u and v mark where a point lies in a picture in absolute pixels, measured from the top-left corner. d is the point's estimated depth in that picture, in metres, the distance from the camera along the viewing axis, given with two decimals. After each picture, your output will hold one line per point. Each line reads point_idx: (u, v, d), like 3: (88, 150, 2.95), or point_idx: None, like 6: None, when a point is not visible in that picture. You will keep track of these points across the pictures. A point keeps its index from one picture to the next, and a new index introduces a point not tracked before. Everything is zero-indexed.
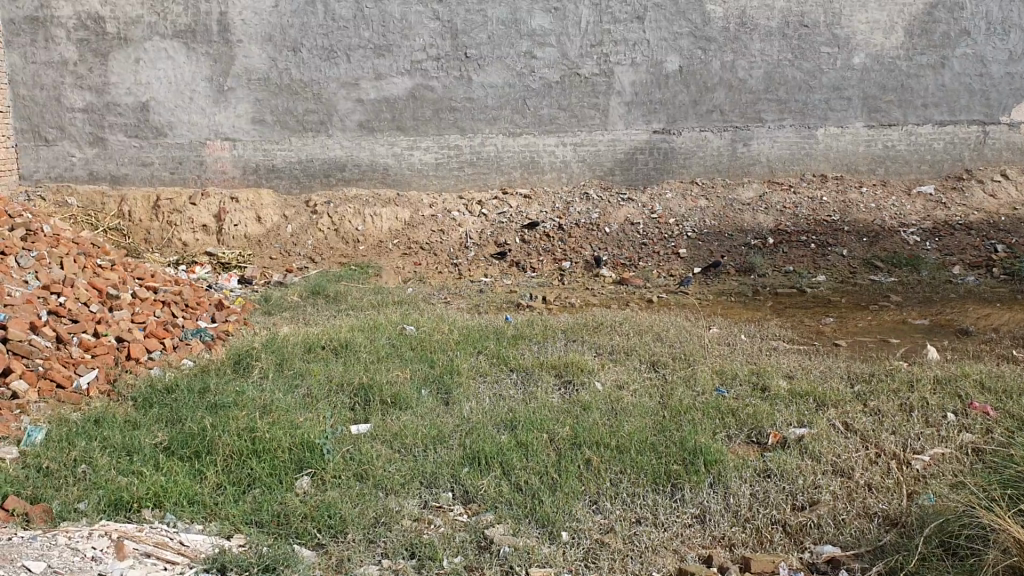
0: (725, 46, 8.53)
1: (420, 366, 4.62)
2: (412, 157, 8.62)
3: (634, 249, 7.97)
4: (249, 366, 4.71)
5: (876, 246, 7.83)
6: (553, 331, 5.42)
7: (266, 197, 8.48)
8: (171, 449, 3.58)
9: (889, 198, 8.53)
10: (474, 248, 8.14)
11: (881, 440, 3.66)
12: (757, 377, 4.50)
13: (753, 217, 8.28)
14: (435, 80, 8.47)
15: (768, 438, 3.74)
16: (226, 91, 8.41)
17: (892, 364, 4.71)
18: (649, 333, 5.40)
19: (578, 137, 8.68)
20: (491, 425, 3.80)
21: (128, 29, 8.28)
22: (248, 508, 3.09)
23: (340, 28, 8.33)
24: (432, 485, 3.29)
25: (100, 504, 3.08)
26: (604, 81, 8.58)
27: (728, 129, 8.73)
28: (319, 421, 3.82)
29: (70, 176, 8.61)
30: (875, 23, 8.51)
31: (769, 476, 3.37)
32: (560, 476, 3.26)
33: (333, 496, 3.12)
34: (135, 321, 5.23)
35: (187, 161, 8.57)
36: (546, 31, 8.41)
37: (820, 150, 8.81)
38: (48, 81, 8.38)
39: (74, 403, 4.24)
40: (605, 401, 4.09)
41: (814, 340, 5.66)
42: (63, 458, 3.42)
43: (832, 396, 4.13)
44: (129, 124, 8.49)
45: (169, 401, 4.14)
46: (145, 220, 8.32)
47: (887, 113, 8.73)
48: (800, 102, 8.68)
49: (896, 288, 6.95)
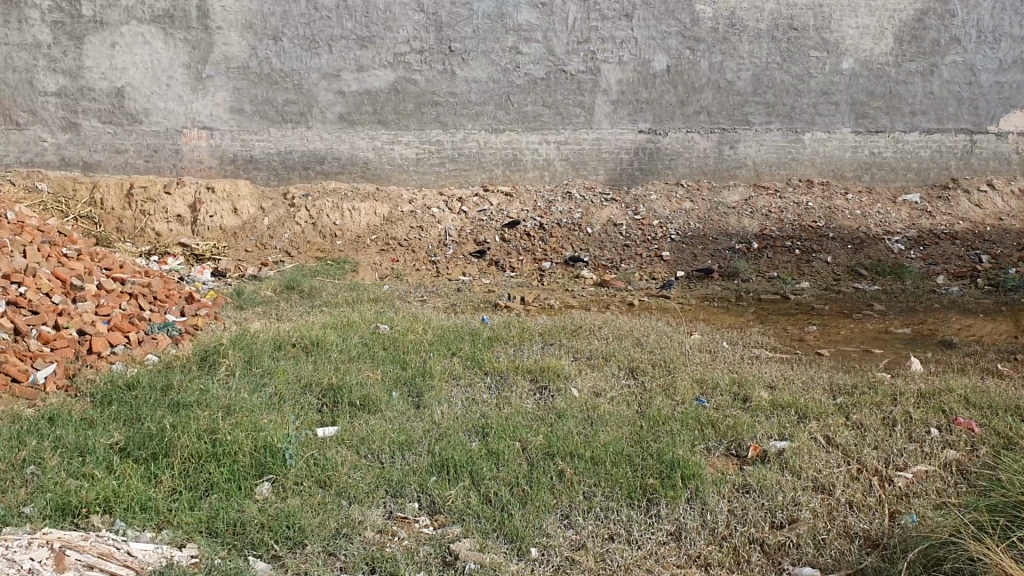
0: (714, 47, 8.43)
1: (392, 368, 4.48)
2: (394, 151, 8.47)
3: (616, 251, 7.85)
4: (216, 364, 4.55)
5: (861, 254, 7.74)
6: (530, 333, 5.28)
7: (243, 188, 8.31)
8: (127, 450, 3.42)
9: (874, 205, 8.46)
10: (454, 246, 8.01)
11: (864, 456, 3.55)
12: (738, 387, 4.38)
13: (737, 221, 8.18)
14: (418, 74, 8.32)
15: (748, 451, 3.62)
16: (204, 79, 8.24)
17: (875, 376, 4.61)
18: (629, 338, 5.28)
19: (562, 135, 8.55)
20: (462, 432, 3.66)
21: (104, 12, 8.09)
22: (202, 516, 2.94)
23: (322, 17, 8.16)
24: (397, 495, 3.15)
25: (45, 509, 2.93)
26: (590, 79, 8.45)
27: (714, 131, 8.62)
28: (283, 424, 3.67)
29: (42, 162, 8.40)
30: (865, 27, 8.43)
31: (748, 492, 3.25)
32: (532, 489, 3.13)
33: (292, 505, 2.98)
34: (99, 313, 5.06)
35: (162, 149, 8.39)
36: (532, 26, 8.28)
37: (806, 155, 8.72)
38: (21, 63, 8.15)
39: (30, 399, 4.07)
40: (581, 408, 3.97)
41: (797, 348, 5.55)
42: (10, 458, 3.26)
43: (815, 408, 4.01)
44: (104, 110, 8.29)
45: (129, 399, 3.98)
46: (118, 208, 8.11)
47: (874, 119, 8.65)
48: (787, 106, 8.58)
49: (879, 297, 6.85)
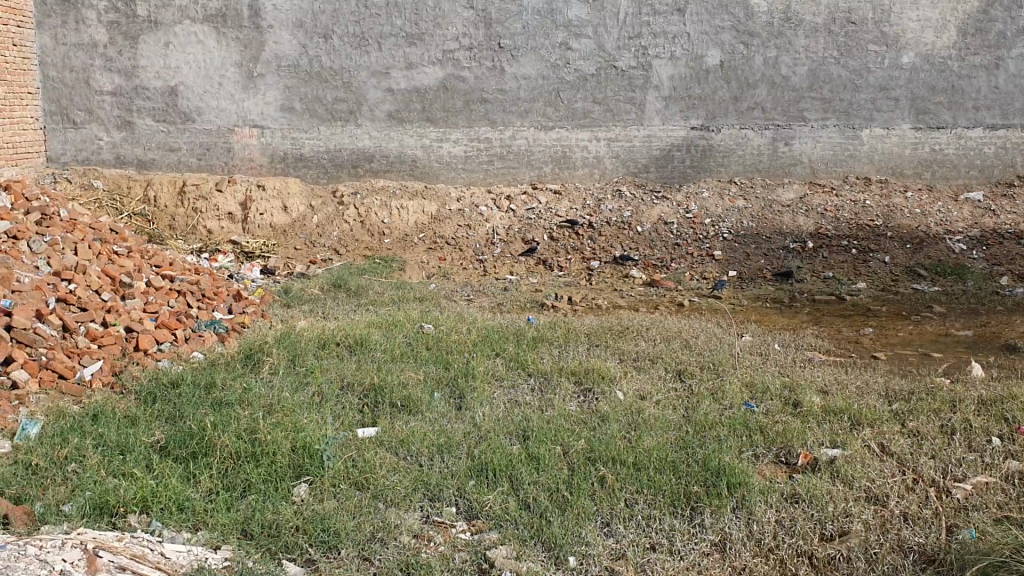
0: (768, 42, 8.25)
1: (435, 369, 4.42)
2: (442, 149, 8.44)
3: (667, 250, 7.71)
4: (259, 363, 4.53)
5: (921, 254, 7.50)
6: (576, 334, 5.19)
7: (293, 186, 8.35)
8: (167, 449, 3.42)
9: (935, 203, 8.21)
10: (501, 244, 7.93)
11: (920, 465, 3.40)
12: (789, 392, 4.24)
13: (792, 219, 7.99)
14: (467, 71, 8.28)
15: (797, 459, 3.50)
16: (255, 77, 8.29)
17: (934, 382, 4.43)
18: (678, 339, 5.16)
19: (612, 132, 8.44)
20: (503, 435, 3.60)
21: (159, 11, 8.18)
22: (238, 517, 2.92)
23: (372, 15, 8.17)
24: (435, 499, 3.11)
25: (84, 508, 2.93)
26: (641, 75, 8.33)
27: (769, 127, 8.44)
28: (322, 424, 3.64)
29: (97, 160, 8.53)
30: (926, 20, 8.18)
31: (797, 502, 3.14)
32: (572, 495, 3.05)
33: (328, 508, 2.94)
34: (147, 311, 5.10)
35: (214, 147, 8.45)
36: (583, 22, 8.19)
37: (864, 152, 8.49)
38: (78, 63, 8.31)
39: (76, 396, 4.10)
40: (625, 412, 3.87)
41: (852, 351, 5.38)
42: (52, 456, 3.28)
43: (869, 415, 3.87)
44: (157, 109, 8.38)
45: (173, 397, 3.99)
46: (170, 206, 8.19)
47: (936, 115, 8.41)
48: (845, 101, 8.37)
49: (940, 298, 6.63)
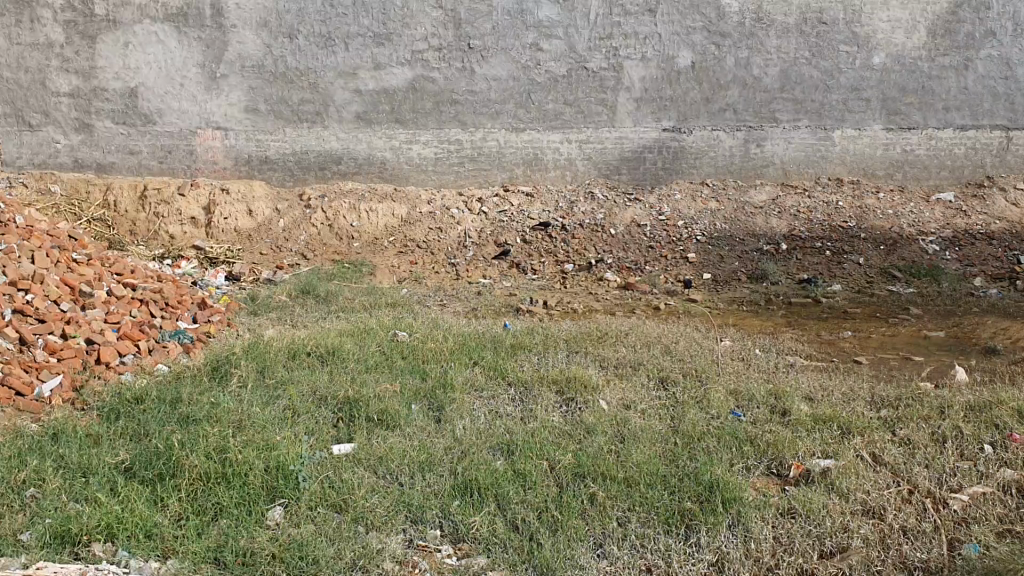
0: (740, 42, 8.19)
1: (411, 379, 4.28)
2: (411, 151, 8.28)
3: (641, 252, 7.61)
4: (228, 375, 4.35)
5: (895, 255, 7.47)
6: (555, 340, 5.07)
7: (259, 189, 8.14)
8: (133, 470, 3.24)
9: (907, 204, 8.21)
10: (473, 247, 7.79)
11: (915, 475, 3.32)
12: (775, 400, 4.14)
13: (765, 221, 7.93)
14: (436, 71, 8.13)
15: (789, 470, 3.40)
16: (218, 78, 8.07)
17: (920, 387, 4.36)
18: (658, 345, 5.05)
19: (584, 134, 8.34)
20: (486, 449, 3.47)
21: (117, 10, 7.93)
22: (210, 544, 2.76)
23: (338, 15, 7.98)
24: (418, 521, 2.97)
25: (44, 537, 2.75)
26: (612, 76, 8.23)
27: (741, 128, 8.39)
28: (296, 441, 3.48)
29: (55, 163, 8.26)
30: (896, 21, 8.17)
31: (794, 517, 3.03)
32: (562, 515, 2.94)
33: (305, 533, 2.80)
34: (108, 322, 4.91)
35: (177, 150, 8.23)
36: (553, 22, 8.07)
37: (836, 153, 8.48)
38: (33, 64, 8.01)
39: (34, 413, 3.89)
40: (610, 424, 3.75)
41: (833, 355, 5.31)
42: (9, 480, 3.09)
43: (859, 422, 3.78)
44: (117, 111, 8.14)
45: (138, 414, 3.80)
46: (131, 211, 7.95)
47: (906, 115, 8.40)
48: (816, 102, 8.34)
49: (915, 300, 6.59)
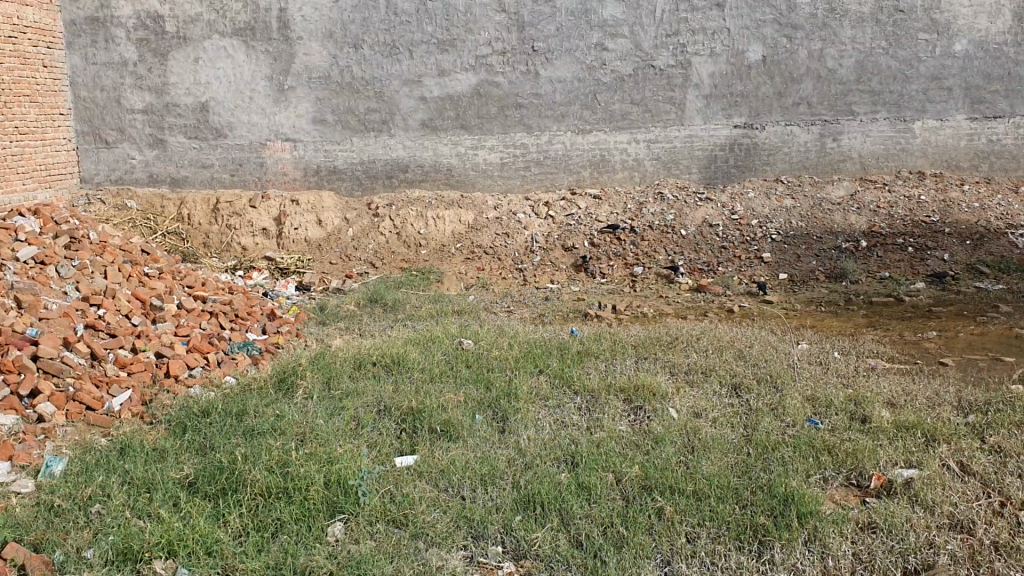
0: (813, 34, 7.95)
1: (475, 389, 4.20)
2: (477, 157, 8.24)
3: (713, 253, 7.40)
4: (293, 386, 4.32)
5: (983, 249, 7.11)
6: (623, 347, 4.95)
7: (327, 200, 8.17)
8: (196, 484, 3.23)
9: (994, 196, 7.84)
10: (541, 252, 7.68)
11: (1006, 485, 3.10)
12: (855, 406, 3.95)
13: (843, 218, 7.64)
14: (501, 75, 8.08)
15: (870, 481, 3.22)
16: (286, 90, 8.16)
17: (1011, 390, 4.11)
18: (731, 349, 4.89)
19: (652, 133, 8.19)
20: (550, 462, 3.37)
21: (187, 27, 8.08)
22: (269, 561, 2.71)
23: (402, 23, 7.99)
24: (480, 537, 2.90)
25: (107, 554, 2.74)
26: (680, 73, 8.06)
27: (816, 123, 8.14)
28: (358, 453, 3.43)
29: (131, 179, 8.45)
30: (978, 6, 7.86)
31: (875, 532, 2.86)
32: (628, 531, 2.83)
33: (364, 550, 2.75)
34: (179, 334, 4.96)
35: (247, 163, 8.33)
36: (618, 21, 7.95)
37: (917, 145, 8.17)
38: (108, 82, 8.23)
39: (104, 427, 3.93)
40: (680, 433, 3.62)
41: (917, 357, 5.07)
42: (76, 496, 3.10)
43: (945, 429, 3.57)
44: (189, 125, 8.28)
45: (203, 425, 3.80)
46: (204, 223, 8.08)
47: (991, 103, 8.06)
48: (895, 93, 8.05)
49: (1006, 297, 6.24)
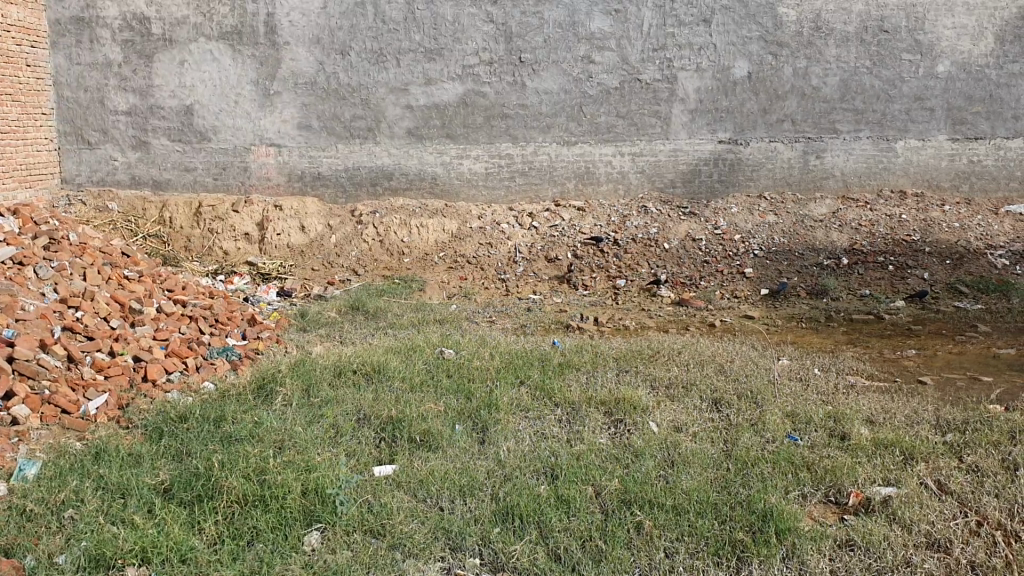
0: (798, 52, 8.00)
1: (455, 399, 4.19)
2: (462, 166, 8.24)
3: (695, 267, 7.41)
4: (273, 393, 4.28)
5: (962, 269, 7.15)
6: (604, 359, 4.95)
7: (311, 205, 8.14)
8: (171, 490, 3.19)
9: (974, 216, 7.91)
10: (524, 262, 7.68)
11: (983, 505, 3.11)
12: (834, 423, 3.96)
13: (825, 235, 7.68)
14: (487, 86, 8.09)
15: (848, 498, 3.23)
16: (272, 95, 8.13)
17: (989, 409, 4.13)
18: (713, 363, 4.89)
19: (637, 147, 8.21)
20: (530, 474, 3.36)
21: (173, 29, 8.04)
22: (244, 568, 2.69)
23: (390, 30, 7.99)
24: (457, 549, 2.88)
25: (79, 560, 2.71)
26: (666, 87, 8.09)
27: (799, 140, 8.19)
28: (336, 462, 3.40)
29: (113, 180, 8.38)
30: (962, 28, 7.93)
31: (852, 549, 2.87)
32: (607, 546, 2.82)
33: (341, 560, 2.73)
34: (157, 338, 4.93)
35: (231, 167, 8.28)
36: (606, 35, 7.98)
37: (899, 164, 8.24)
38: (92, 83, 8.17)
39: (79, 431, 3.89)
40: (660, 447, 3.62)
41: (896, 375, 5.09)
42: (48, 500, 3.07)
43: (924, 448, 3.58)
44: (172, 128, 8.24)
45: (181, 431, 3.75)
46: (186, 227, 8.02)
47: (973, 125, 8.15)
48: (878, 112, 8.12)
49: (984, 316, 6.29)
